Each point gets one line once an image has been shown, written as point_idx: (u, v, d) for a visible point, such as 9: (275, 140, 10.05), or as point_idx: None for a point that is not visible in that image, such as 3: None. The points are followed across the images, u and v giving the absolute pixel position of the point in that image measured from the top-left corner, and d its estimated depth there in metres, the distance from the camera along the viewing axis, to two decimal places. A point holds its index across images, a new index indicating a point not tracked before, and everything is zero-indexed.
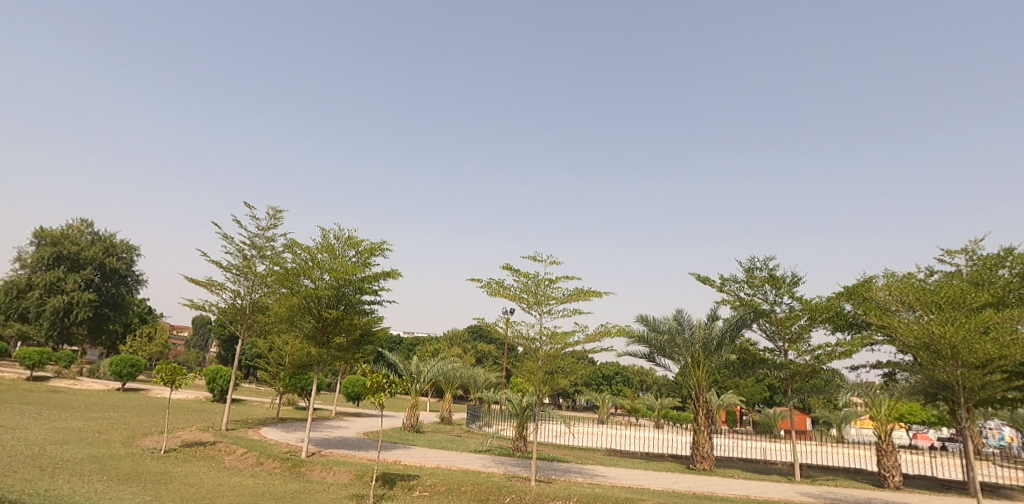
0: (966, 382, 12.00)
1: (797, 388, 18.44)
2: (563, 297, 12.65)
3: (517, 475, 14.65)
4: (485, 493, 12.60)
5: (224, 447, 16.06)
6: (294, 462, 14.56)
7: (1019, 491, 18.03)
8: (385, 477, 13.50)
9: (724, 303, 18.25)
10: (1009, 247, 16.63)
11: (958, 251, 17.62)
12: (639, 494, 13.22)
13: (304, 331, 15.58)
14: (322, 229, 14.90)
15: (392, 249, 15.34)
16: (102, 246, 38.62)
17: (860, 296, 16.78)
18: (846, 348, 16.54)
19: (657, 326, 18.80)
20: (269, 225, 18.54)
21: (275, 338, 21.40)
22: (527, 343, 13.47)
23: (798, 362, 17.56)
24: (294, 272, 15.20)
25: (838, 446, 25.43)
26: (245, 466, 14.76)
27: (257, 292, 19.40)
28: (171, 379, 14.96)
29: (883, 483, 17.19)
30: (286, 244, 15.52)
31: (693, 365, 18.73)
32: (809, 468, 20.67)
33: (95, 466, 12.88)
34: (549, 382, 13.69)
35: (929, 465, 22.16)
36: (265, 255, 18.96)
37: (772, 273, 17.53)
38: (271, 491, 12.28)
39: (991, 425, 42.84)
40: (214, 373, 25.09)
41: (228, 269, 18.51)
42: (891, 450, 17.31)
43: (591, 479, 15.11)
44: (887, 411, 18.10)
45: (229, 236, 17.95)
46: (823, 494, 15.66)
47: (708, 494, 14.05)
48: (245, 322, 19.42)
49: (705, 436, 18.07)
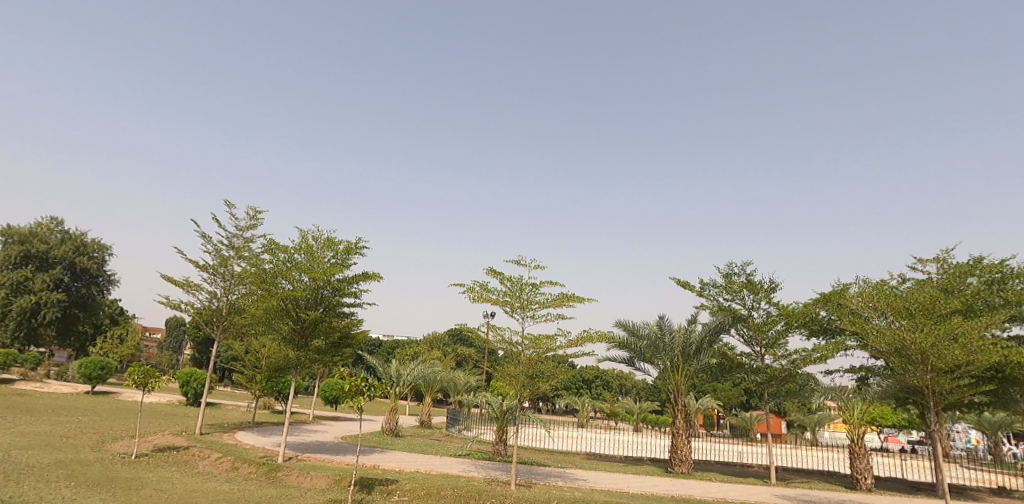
0: (936, 387, 12.28)
1: (773, 392, 18.71)
2: (547, 302, 12.63)
3: (497, 479, 14.66)
4: (465, 497, 12.55)
5: (197, 452, 15.72)
6: (271, 466, 14.35)
7: (985, 493, 18.60)
8: (363, 482, 13.39)
9: (704, 308, 18.50)
10: (979, 257, 17.03)
11: (929, 260, 17.91)
12: (618, 498, 13.26)
13: (282, 334, 15.41)
14: (299, 229, 14.72)
15: (370, 250, 15.21)
16: (72, 245, 37.58)
17: (835, 303, 17.10)
18: (821, 353, 16.89)
19: (637, 331, 19.00)
20: (248, 225, 18.39)
21: (252, 340, 21.11)
22: (509, 348, 13.44)
23: (774, 366, 17.81)
24: (272, 273, 15.04)
25: (813, 450, 25.93)
26: (219, 471, 14.47)
27: (234, 293, 19.13)
28: (144, 382, 14.60)
29: (855, 485, 17.55)
30: (264, 245, 15.37)
31: (672, 369, 18.90)
32: (785, 471, 21.03)
33: (62, 472, 12.49)
34: (530, 386, 13.69)
35: (900, 468, 22.65)
36: (244, 256, 18.71)
37: (750, 279, 17.79)
38: (245, 497, 12.05)
39: (958, 429, 44.12)
40: (188, 376, 24.52)
41: (205, 269, 18.19)
42: (863, 452, 17.62)
43: (571, 483, 15.17)
44: (859, 414, 18.42)
45: (206, 235, 17.76)
46: (799, 497, 15.88)
47: (686, 497, 14.17)
48: (221, 324, 19.11)
49: (683, 439, 18.26)
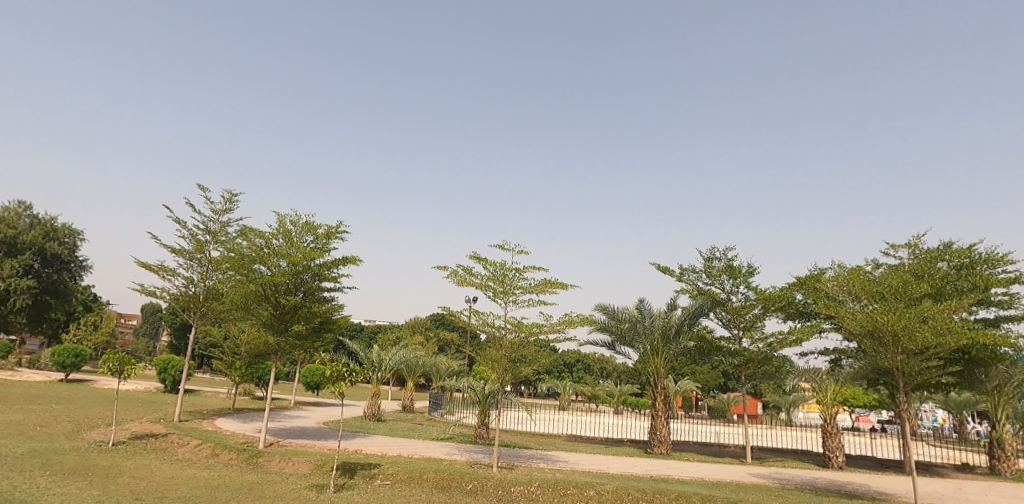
0: (905, 368, 12.63)
1: (749, 375, 19.10)
2: (529, 287, 12.67)
3: (479, 462, 14.80)
4: (447, 480, 12.66)
5: (177, 439, 15.57)
6: (252, 453, 14.29)
7: (949, 469, 19.37)
8: (345, 467, 13.42)
9: (683, 292, 18.73)
10: (948, 242, 17.45)
11: (902, 245, 18.26)
12: (599, 478, 13.48)
13: (261, 320, 15.29)
14: (277, 213, 14.50)
15: (350, 234, 15.06)
16: (42, 230, 36.56)
17: (811, 287, 17.47)
18: (797, 335, 17.26)
19: (618, 315, 19.21)
20: (224, 209, 18.06)
21: (230, 326, 20.88)
22: (492, 331, 13.49)
23: (751, 349, 18.16)
24: (250, 258, 14.81)
25: (787, 429, 26.64)
26: (198, 458, 14.37)
27: (211, 279, 18.82)
28: (120, 369, 14.37)
29: (827, 463, 18.11)
30: (240, 229, 15.14)
31: (651, 353, 19.17)
32: (760, 450, 21.56)
33: (37, 461, 12.30)
34: (512, 370, 13.79)
35: (871, 446, 23.41)
36: (221, 241, 18.41)
37: (730, 263, 18.03)
38: (226, 483, 12.01)
39: (925, 408, 45.71)
40: (165, 363, 24.15)
41: (180, 255, 17.85)
42: (835, 432, 18.15)
43: (552, 465, 15.37)
44: (832, 395, 18.95)
45: (181, 220, 17.42)
46: (773, 475, 16.32)
47: (666, 477, 14.48)
48: (199, 310, 18.87)
49: (662, 421, 18.62)
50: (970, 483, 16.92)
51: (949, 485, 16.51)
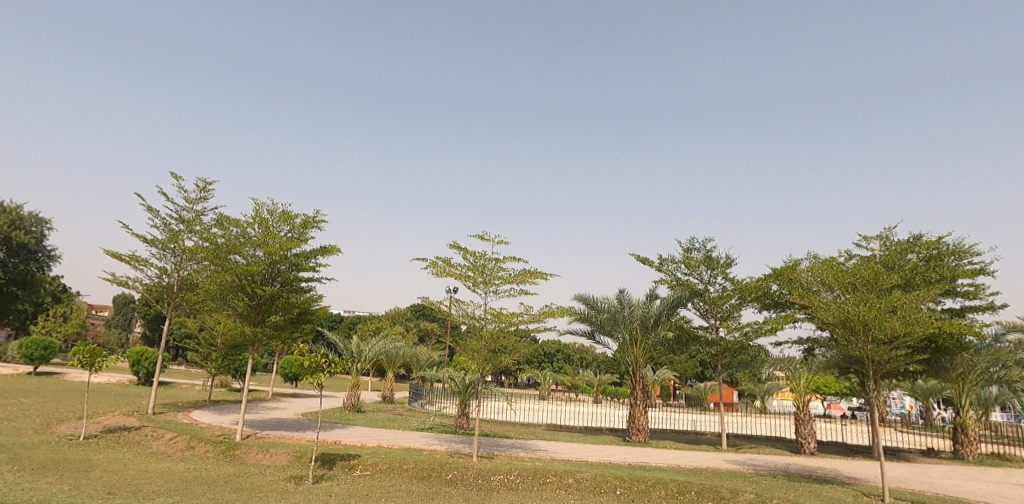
0: (875, 357, 12.96)
1: (726, 363, 19.44)
2: (509, 277, 12.65)
3: (459, 451, 14.84)
4: (427, 470, 12.67)
5: (151, 432, 15.31)
6: (228, 445, 14.13)
7: (915, 454, 20.03)
8: (324, 458, 13.35)
9: (662, 282, 18.94)
10: (918, 234, 17.88)
11: (874, 237, 18.64)
12: (578, 467, 13.63)
13: (237, 310, 15.04)
14: (252, 202, 14.23)
15: (328, 223, 14.87)
16: (7, 219, 35.45)
17: (786, 278, 17.78)
18: (772, 325, 17.60)
19: (598, 305, 19.35)
20: (198, 198, 17.67)
21: (206, 317, 20.53)
22: (472, 322, 13.49)
23: (728, 338, 18.48)
24: (225, 248, 14.52)
25: (762, 417, 27.24)
26: (173, 451, 14.16)
27: (186, 269, 18.46)
28: (91, 362, 14.04)
29: (800, 449, 18.57)
30: (215, 218, 14.84)
31: (630, 342, 19.37)
32: (735, 437, 22.01)
33: (4, 456, 12.00)
34: (492, 360, 13.82)
35: (841, 432, 24.07)
36: (195, 230, 18.03)
37: (708, 254, 18.25)
38: (202, 476, 11.87)
39: (894, 395, 47.16)
40: (139, 355, 23.69)
41: (153, 244, 17.45)
42: (808, 419, 18.61)
43: (532, 453, 15.49)
44: (805, 383, 19.38)
45: (153, 209, 17.01)
46: (748, 461, 16.67)
47: (644, 465, 14.70)
48: (173, 300, 18.49)
49: (641, 410, 18.86)
50: (934, 467, 17.55)
51: (915, 469, 17.07)
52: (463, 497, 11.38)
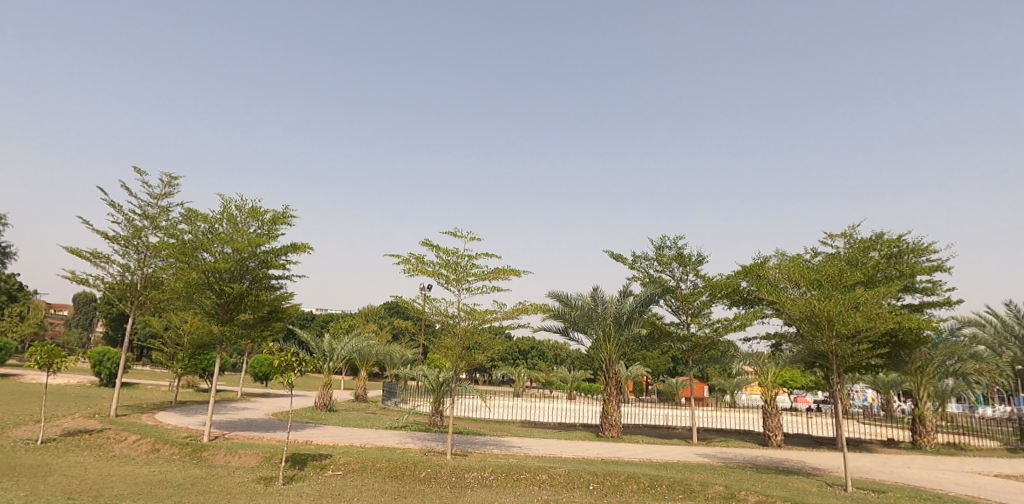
0: (839, 352, 13.32)
1: (697, 359, 19.76)
2: (482, 274, 12.62)
3: (433, 449, 14.79)
4: (400, 468, 12.59)
5: (112, 435, 14.85)
6: (195, 447, 13.80)
7: (877, 444, 20.72)
8: (295, 458, 13.15)
9: (635, 279, 19.16)
10: (879, 232, 18.45)
11: (838, 235, 19.16)
12: (551, 463, 13.72)
13: (204, 309, 14.69)
14: (220, 198, 13.88)
15: (298, 219, 14.61)
16: None
17: (755, 275, 18.17)
18: (741, 321, 17.97)
19: (571, 302, 19.45)
20: (163, 193, 17.16)
21: (172, 315, 19.99)
22: (445, 319, 13.42)
23: (699, 334, 18.80)
24: (192, 245, 14.14)
25: (731, 411, 27.82)
26: (137, 454, 13.76)
27: (150, 266, 17.94)
28: (49, 363, 13.52)
29: (767, 441, 19.02)
30: (181, 214, 14.44)
31: (604, 339, 19.55)
32: (706, 431, 22.42)
33: None
34: (466, 358, 13.79)
35: (807, 425, 24.75)
36: (160, 226, 17.52)
37: (680, 251, 18.53)
38: (168, 479, 11.57)
39: (857, 388, 48.70)
40: (100, 355, 22.97)
41: (115, 241, 16.89)
42: (775, 412, 19.06)
43: (506, 450, 15.52)
44: (772, 378, 19.86)
45: (115, 204, 16.46)
46: (718, 455, 17.01)
47: (616, 460, 14.87)
48: (136, 299, 17.94)
49: (614, 405, 19.07)
50: (894, 457, 18.18)
51: (877, 459, 17.66)
52: (436, 495, 11.34)
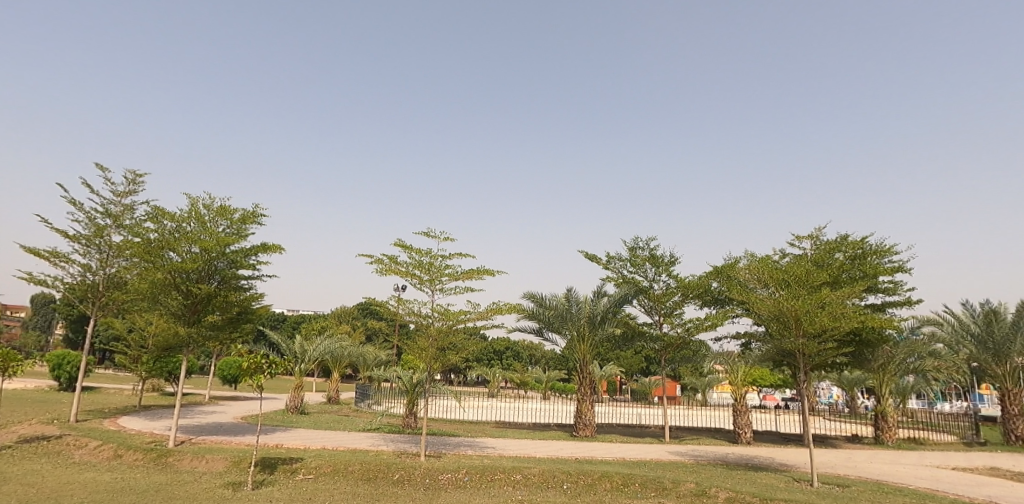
0: (806, 350, 13.64)
1: (669, 358, 20.03)
2: (456, 274, 12.56)
3: (406, 451, 14.67)
4: (373, 471, 12.45)
5: (72, 441, 14.34)
6: (160, 452, 13.41)
7: (842, 440, 21.32)
8: (265, 462, 12.90)
9: (609, 280, 19.33)
10: (844, 235, 18.96)
11: (805, 237, 19.65)
12: (526, 463, 13.74)
13: (170, 310, 14.29)
14: (187, 196, 13.52)
15: (269, 218, 14.32)
16: None
17: (725, 275, 18.51)
18: (712, 321, 18.29)
19: (546, 302, 19.53)
20: (127, 191, 16.64)
21: (136, 317, 19.41)
22: (419, 320, 13.33)
23: (671, 333, 19.08)
24: (157, 244, 13.74)
25: (703, 409, 28.28)
26: (99, 460, 13.32)
27: (113, 266, 17.38)
28: (4, 367, 12.99)
29: (737, 439, 19.39)
30: (146, 212, 14.01)
31: (578, 339, 19.67)
32: (678, 430, 22.75)
33: None
34: (440, 358, 13.72)
35: (776, 422, 25.32)
36: (124, 225, 16.98)
37: (653, 252, 18.77)
38: (131, 486, 11.24)
39: (823, 386, 50.08)
40: (60, 359, 22.20)
41: (76, 240, 16.32)
42: (745, 410, 19.46)
43: (480, 451, 15.49)
44: (742, 376, 20.27)
45: (76, 202, 15.89)
46: (689, 452, 17.28)
47: (590, 459, 14.97)
48: (98, 300, 17.35)
49: (588, 405, 19.20)
50: (858, 453, 18.73)
51: (841, 454, 18.18)
52: (409, 498, 11.25)
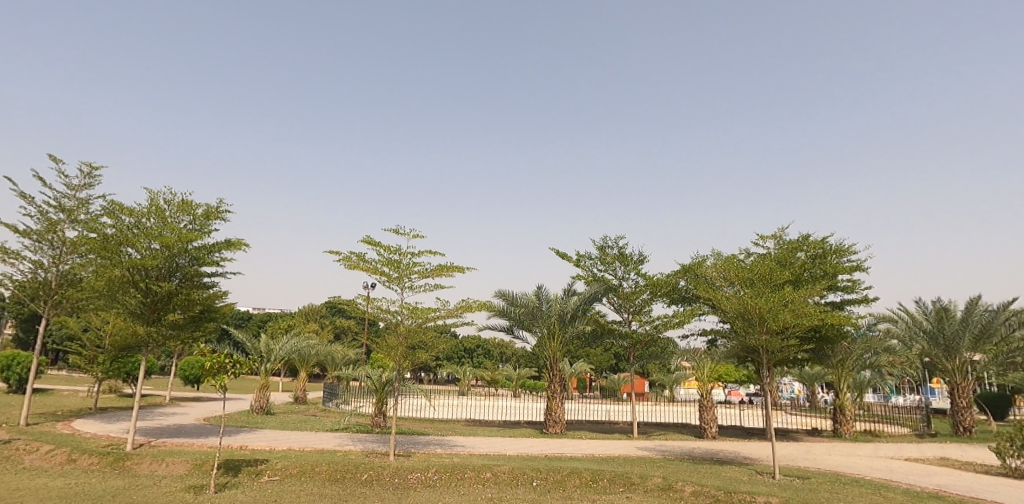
0: (769, 347, 14.01)
1: (638, 355, 20.31)
2: (425, 272, 12.47)
3: (375, 451, 14.52)
4: (341, 471, 12.29)
5: (22, 446, 13.74)
6: (117, 456, 12.96)
7: (803, 433, 21.99)
8: (228, 464, 12.59)
9: (580, 278, 19.49)
10: (806, 234, 19.53)
11: (769, 236, 20.17)
12: (496, 460, 13.76)
13: (128, 309, 13.79)
14: (147, 191, 13.07)
15: (233, 215, 13.95)
16: None
17: (693, 274, 18.88)
18: (679, 318, 18.63)
19: (517, 301, 19.59)
20: (82, 184, 16.00)
21: (92, 315, 18.69)
22: (388, 318, 13.20)
23: (640, 331, 19.38)
24: (115, 240, 13.23)
25: (671, 405, 28.79)
26: (51, 465, 12.80)
27: (67, 263, 16.70)
28: None
29: (704, 433, 19.80)
30: (103, 207, 13.48)
31: (548, 336, 19.77)
32: (646, 426, 23.11)
33: None
34: (409, 357, 13.60)
35: (740, 416, 25.95)
36: (79, 220, 16.32)
37: (622, 251, 18.99)
38: (85, 491, 10.83)
39: (785, 382, 51.57)
40: (9, 360, 21.25)
41: (27, 235, 15.61)
42: (710, 405, 19.89)
43: (450, 450, 15.45)
44: (708, 372, 20.70)
45: (26, 195, 15.19)
46: (656, 448, 17.58)
47: (560, 455, 15.08)
48: (51, 298, 16.64)
49: (557, 402, 19.33)
50: (818, 445, 19.35)
51: (802, 447, 18.76)
52: (378, 498, 11.14)
